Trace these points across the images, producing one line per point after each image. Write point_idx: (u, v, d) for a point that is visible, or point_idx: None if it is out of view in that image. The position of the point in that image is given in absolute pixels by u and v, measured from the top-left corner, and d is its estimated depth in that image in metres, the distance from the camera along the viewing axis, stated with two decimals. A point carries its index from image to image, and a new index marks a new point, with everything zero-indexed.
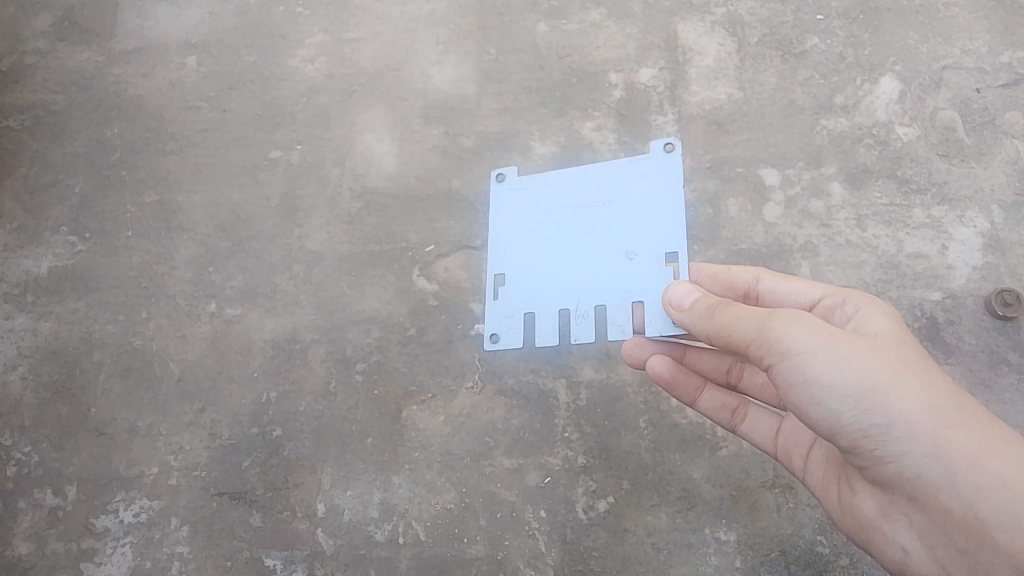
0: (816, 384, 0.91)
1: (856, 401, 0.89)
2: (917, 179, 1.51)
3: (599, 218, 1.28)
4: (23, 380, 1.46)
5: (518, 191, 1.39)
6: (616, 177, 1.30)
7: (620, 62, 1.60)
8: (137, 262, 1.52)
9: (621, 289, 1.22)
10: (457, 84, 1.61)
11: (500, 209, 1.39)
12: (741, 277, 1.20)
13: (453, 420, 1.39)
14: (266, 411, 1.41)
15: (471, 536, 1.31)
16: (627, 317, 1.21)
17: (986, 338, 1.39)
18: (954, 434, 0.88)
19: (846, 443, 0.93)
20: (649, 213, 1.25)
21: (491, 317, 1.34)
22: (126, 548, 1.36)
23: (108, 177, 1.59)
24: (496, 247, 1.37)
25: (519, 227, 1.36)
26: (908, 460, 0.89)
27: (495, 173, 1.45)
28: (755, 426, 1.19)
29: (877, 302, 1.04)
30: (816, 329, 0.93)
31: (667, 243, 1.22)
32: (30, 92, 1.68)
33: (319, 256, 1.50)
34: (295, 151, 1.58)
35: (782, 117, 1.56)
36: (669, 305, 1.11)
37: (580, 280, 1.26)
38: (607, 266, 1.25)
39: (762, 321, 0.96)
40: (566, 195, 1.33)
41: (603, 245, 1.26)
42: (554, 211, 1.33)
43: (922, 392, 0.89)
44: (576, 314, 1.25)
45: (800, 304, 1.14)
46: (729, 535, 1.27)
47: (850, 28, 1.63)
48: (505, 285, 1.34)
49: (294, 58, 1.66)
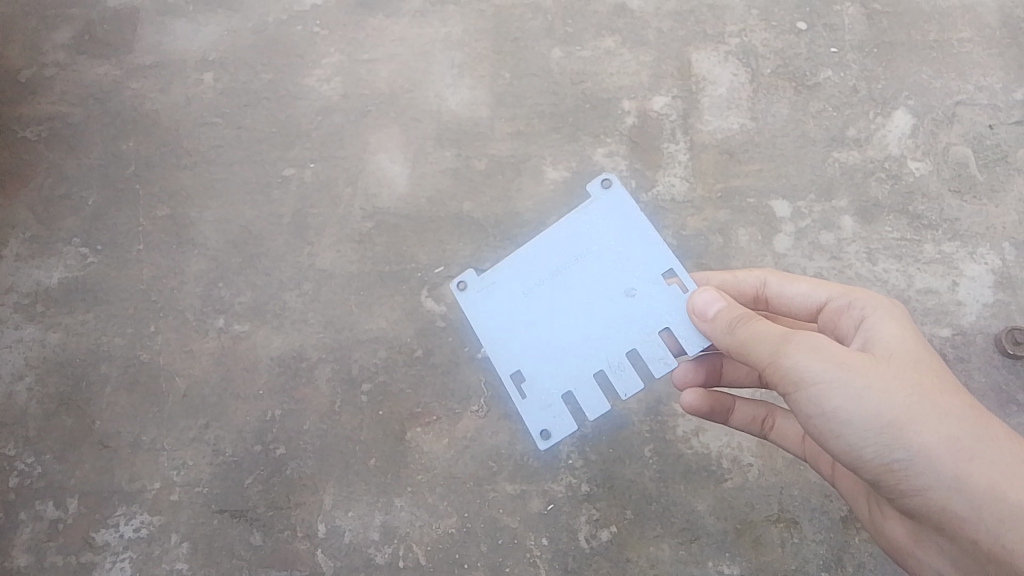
0: (836, 417, 0.90)
1: (875, 435, 0.88)
2: (928, 214, 1.51)
3: (584, 276, 1.19)
4: (29, 391, 1.46)
5: (489, 292, 1.27)
6: (574, 231, 1.21)
7: (633, 89, 1.61)
8: (148, 276, 1.53)
9: (641, 324, 1.14)
10: (470, 107, 1.62)
11: (482, 316, 1.27)
12: (747, 282, 1.16)
13: (456, 444, 1.39)
14: (269, 429, 1.41)
15: (472, 563, 1.32)
16: (661, 348, 1.13)
17: (996, 377, 1.39)
18: (974, 467, 0.87)
19: (869, 475, 0.92)
20: (626, 247, 1.18)
21: (532, 416, 1.22)
22: (126, 564, 1.36)
23: (122, 190, 1.59)
24: (497, 349, 1.25)
25: (511, 325, 1.24)
26: (932, 494, 0.88)
27: (456, 282, 1.32)
28: (783, 432, 1.21)
29: (889, 309, 1.00)
30: (831, 356, 0.90)
31: (657, 265, 1.15)
32: (48, 104, 1.67)
33: (328, 274, 1.51)
34: (308, 169, 1.59)
35: (793, 148, 1.56)
36: (692, 313, 1.03)
37: (598, 335, 1.17)
38: (616, 312, 1.16)
39: (776, 347, 0.92)
40: (536, 269, 1.23)
41: (602, 297, 1.17)
42: (533, 291, 1.23)
43: (941, 422, 0.88)
44: (613, 371, 1.16)
45: (809, 305, 1.12)
46: (732, 569, 1.30)
47: (863, 61, 1.63)
48: (527, 380, 1.23)
49: (309, 77, 1.66)
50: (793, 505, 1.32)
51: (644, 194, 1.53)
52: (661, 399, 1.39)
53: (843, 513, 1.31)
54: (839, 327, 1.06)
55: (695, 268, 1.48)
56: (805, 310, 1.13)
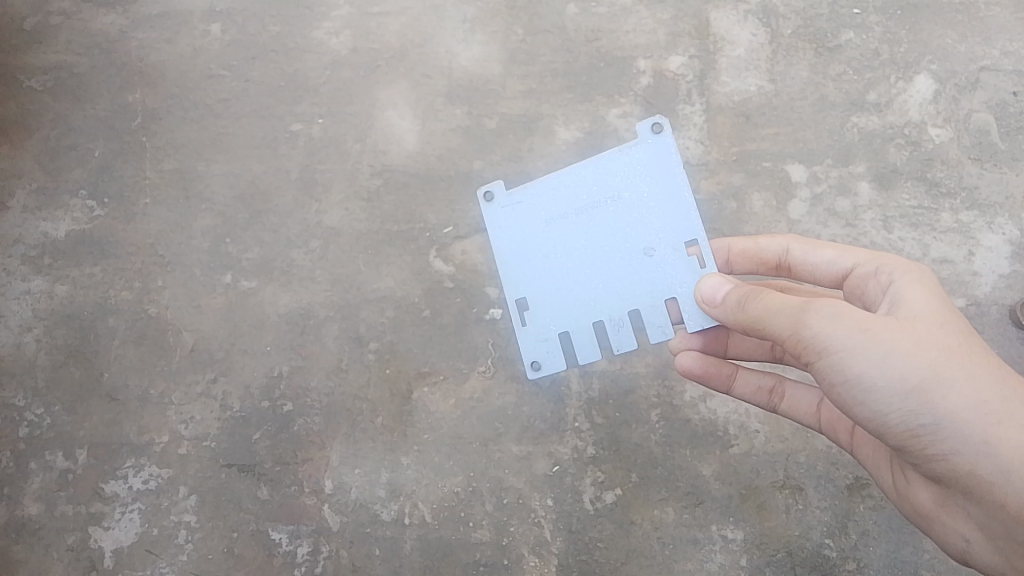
0: (859, 385, 0.88)
1: (901, 401, 0.87)
2: (947, 182, 1.49)
3: (607, 220, 1.16)
4: (38, 342, 1.47)
5: (516, 208, 1.24)
6: (610, 170, 1.16)
7: (650, 48, 1.55)
8: (155, 230, 1.51)
9: (650, 288, 1.13)
10: (481, 63, 1.55)
11: (505, 232, 1.25)
12: (769, 249, 1.17)
13: (464, 404, 1.40)
14: (277, 386, 1.43)
15: (477, 521, 1.36)
16: (663, 316, 1.13)
17: (1009, 348, 1.42)
18: (1001, 429, 0.86)
19: (894, 441, 0.91)
20: (655, 201, 1.13)
21: (526, 345, 1.26)
22: (134, 514, 1.41)
23: (128, 142, 1.55)
24: (508, 272, 1.24)
25: (528, 249, 1.23)
26: (960, 459, 0.88)
27: (482, 191, 1.28)
28: (795, 402, 1.19)
29: (914, 273, 0.98)
30: (852, 322, 0.89)
31: (682, 229, 1.11)
32: (53, 53, 1.59)
33: (336, 233, 1.48)
34: (316, 125, 1.53)
35: (811, 112, 1.52)
36: (702, 302, 1.05)
37: (606, 289, 1.17)
38: (628, 267, 1.14)
39: (796, 315, 0.91)
40: (564, 200, 1.19)
41: (618, 249, 1.15)
42: (555, 222, 1.20)
43: (968, 386, 0.87)
44: (611, 325, 1.17)
45: (833, 272, 1.10)
46: (735, 533, 1.33)
47: (886, 23, 1.55)
48: (531, 309, 1.24)
49: (318, 30, 1.57)
50: (798, 472, 1.34)
51: None
52: (670, 364, 1.38)
53: (849, 481, 1.33)
54: (865, 294, 1.04)
55: (707, 234, 1.48)
56: (829, 277, 1.11)
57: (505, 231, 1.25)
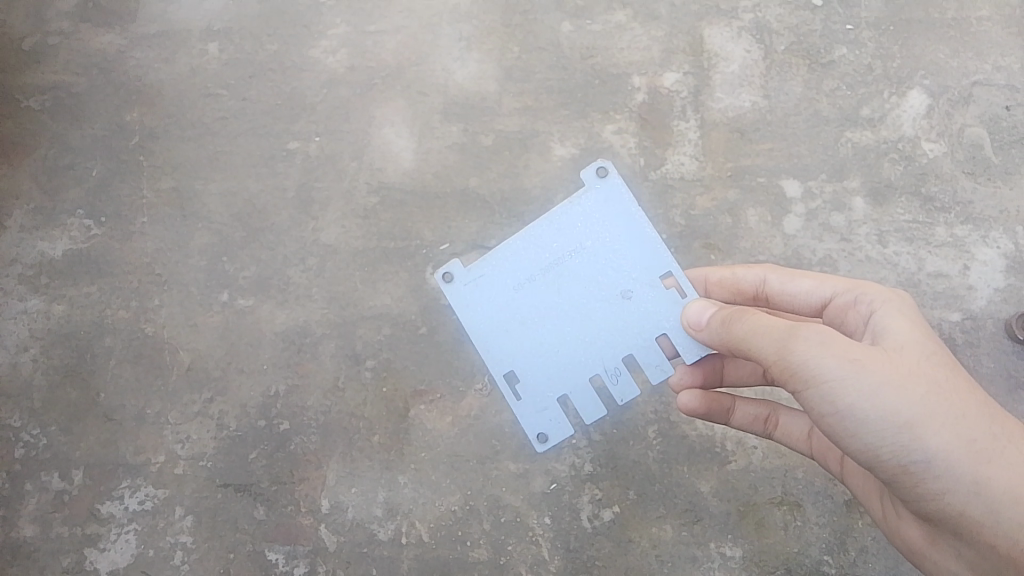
0: (850, 417, 0.88)
1: (893, 436, 0.87)
2: (941, 196, 1.50)
3: (576, 273, 1.15)
4: (34, 362, 1.47)
5: (481, 283, 1.20)
6: (567, 224, 1.16)
7: (645, 65, 1.56)
8: (152, 249, 1.51)
9: (638, 330, 1.13)
10: (477, 81, 1.56)
11: (477, 311, 1.21)
12: (746, 279, 1.17)
13: (461, 422, 1.40)
14: (274, 404, 1.43)
15: (474, 539, 1.36)
16: (658, 354, 1.13)
17: (1006, 362, 1.42)
18: (989, 468, 0.87)
19: (885, 475, 0.91)
20: (620, 244, 1.14)
21: (528, 420, 1.23)
22: (130, 535, 1.40)
23: (125, 161, 1.55)
24: (490, 351, 1.21)
25: (503, 322, 1.20)
26: (951, 497, 0.88)
27: (440, 272, 1.22)
28: (788, 431, 1.19)
29: (897, 302, 0.99)
30: (842, 352, 0.88)
31: (653, 264, 1.13)
32: (51, 73, 1.59)
33: (333, 250, 1.49)
34: (313, 143, 1.54)
35: (805, 128, 1.53)
36: (688, 326, 1.06)
37: (595, 343, 1.16)
38: (612, 314, 1.14)
39: (785, 341, 0.90)
40: (527, 264, 1.18)
41: (597, 300, 1.15)
42: (524, 288, 1.18)
43: (957, 423, 0.88)
44: (608, 375, 1.17)
45: (813, 301, 1.10)
46: (734, 551, 1.32)
47: (879, 39, 1.57)
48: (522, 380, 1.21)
49: (316, 49, 1.58)
50: (796, 489, 1.33)
51: (653, 173, 1.51)
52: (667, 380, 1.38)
53: (847, 497, 1.33)
54: (846, 324, 1.04)
55: (703, 249, 1.48)
56: (809, 306, 1.11)
57: (474, 310, 1.21)
